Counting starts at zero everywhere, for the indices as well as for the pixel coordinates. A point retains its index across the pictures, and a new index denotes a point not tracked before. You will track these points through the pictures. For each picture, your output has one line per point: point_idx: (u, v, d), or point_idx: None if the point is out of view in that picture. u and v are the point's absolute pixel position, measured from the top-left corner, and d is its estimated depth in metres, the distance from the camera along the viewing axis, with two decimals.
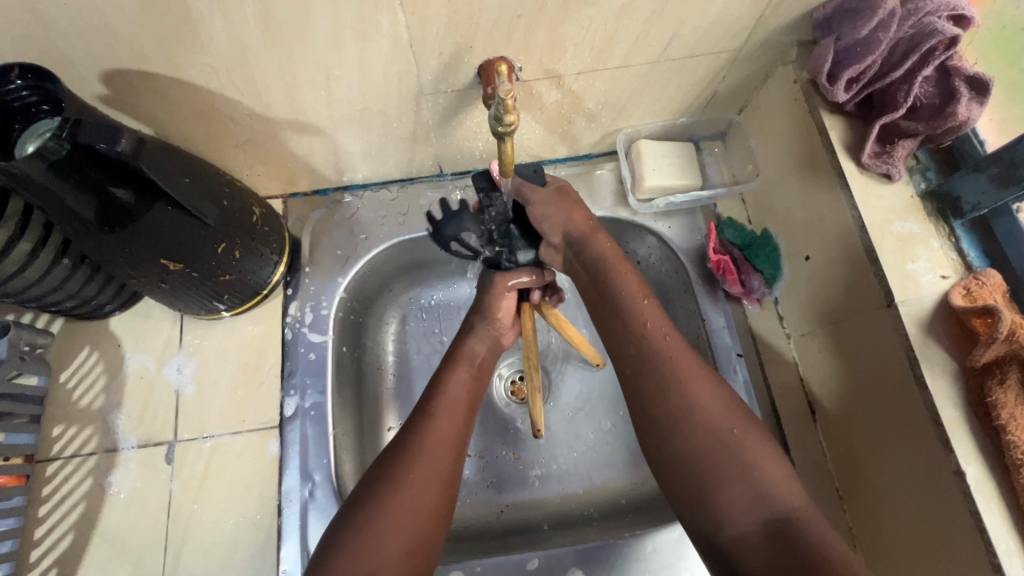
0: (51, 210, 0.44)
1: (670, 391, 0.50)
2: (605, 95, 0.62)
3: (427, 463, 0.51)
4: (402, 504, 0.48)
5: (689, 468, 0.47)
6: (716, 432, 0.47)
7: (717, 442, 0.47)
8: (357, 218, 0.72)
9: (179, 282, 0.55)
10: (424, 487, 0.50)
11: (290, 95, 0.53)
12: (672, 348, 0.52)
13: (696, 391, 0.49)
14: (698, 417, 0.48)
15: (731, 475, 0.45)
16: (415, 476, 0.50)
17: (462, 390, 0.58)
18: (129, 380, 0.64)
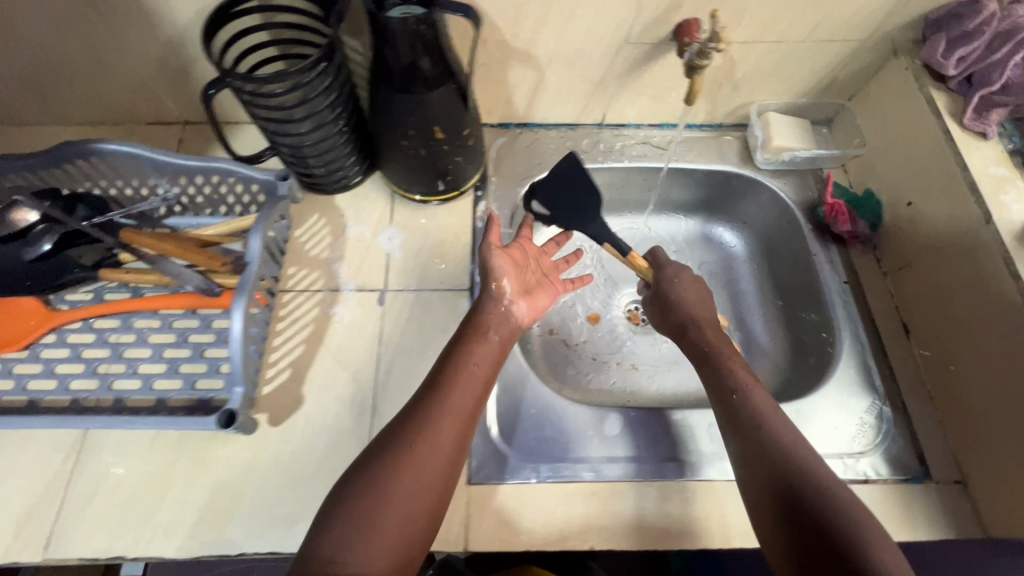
0: (387, 66, 0.62)
1: (758, 408, 0.60)
2: (753, 67, 0.80)
3: (431, 436, 0.54)
4: (410, 490, 0.51)
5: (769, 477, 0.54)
6: (785, 444, 0.56)
7: (781, 443, 0.56)
8: (532, 148, 0.89)
9: (432, 152, 0.71)
10: (431, 459, 0.53)
11: (536, 28, 0.72)
12: (761, 399, 0.61)
13: (770, 408, 0.60)
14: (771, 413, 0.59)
15: (791, 496, 0.52)
16: (423, 455, 0.53)
17: (473, 366, 0.61)
18: (351, 241, 0.79)
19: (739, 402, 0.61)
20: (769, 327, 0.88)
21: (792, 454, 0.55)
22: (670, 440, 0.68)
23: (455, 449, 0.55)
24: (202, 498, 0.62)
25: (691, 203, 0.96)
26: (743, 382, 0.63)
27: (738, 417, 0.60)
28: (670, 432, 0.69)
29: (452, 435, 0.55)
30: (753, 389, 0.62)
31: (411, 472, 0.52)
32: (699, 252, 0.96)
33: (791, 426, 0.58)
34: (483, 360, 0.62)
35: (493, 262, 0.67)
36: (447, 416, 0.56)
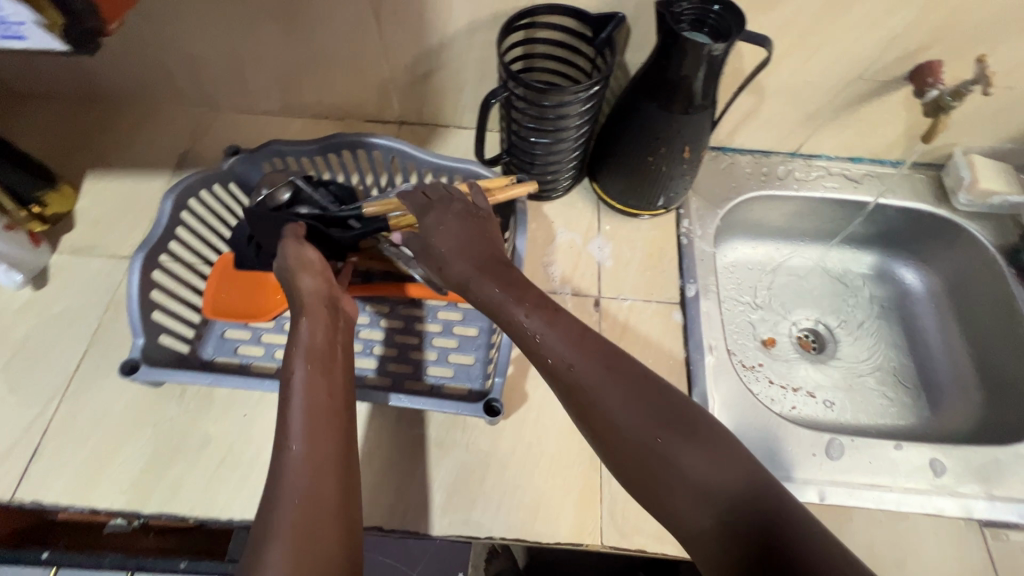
0: (663, 93, 0.66)
1: (625, 405, 0.44)
2: (975, 110, 0.81)
3: (324, 438, 0.48)
4: (304, 540, 0.42)
5: (637, 468, 0.44)
6: (635, 440, 0.43)
7: (655, 457, 0.43)
8: (728, 171, 0.91)
9: (671, 170, 0.75)
10: (327, 456, 0.47)
11: (779, 59, 0.75)
12: (616, 366, 0.46)
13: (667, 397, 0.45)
14: (673, 394, 0.45)
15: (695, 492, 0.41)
16: (319, 464, 0.46)
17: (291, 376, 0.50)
18: (562, 247, 0.83)
19: (692, 440, 0.43)
20: (953, 367, 0.88)
21: (664, 469, 0.42)
22: (891, 467, 0.70)
23: (337, 432, 0.49)
24: (447, 479, 0.66)
25: (866, 237, 0.97)
26: (558, 347, 0.47)
27: (602, 423, 0.45)
28: (891, 459, 0.70)
29: (327, 411, 0.50)
30: (600, 361, 0.46)
31: (302, 479, 0.45)
32: (874, 285, 0.98)
33: (699, 427, 0.44)
34: (305, 341, 0.54)
35: (310, 285, 0.60)
36: (322, 418, 0.49)
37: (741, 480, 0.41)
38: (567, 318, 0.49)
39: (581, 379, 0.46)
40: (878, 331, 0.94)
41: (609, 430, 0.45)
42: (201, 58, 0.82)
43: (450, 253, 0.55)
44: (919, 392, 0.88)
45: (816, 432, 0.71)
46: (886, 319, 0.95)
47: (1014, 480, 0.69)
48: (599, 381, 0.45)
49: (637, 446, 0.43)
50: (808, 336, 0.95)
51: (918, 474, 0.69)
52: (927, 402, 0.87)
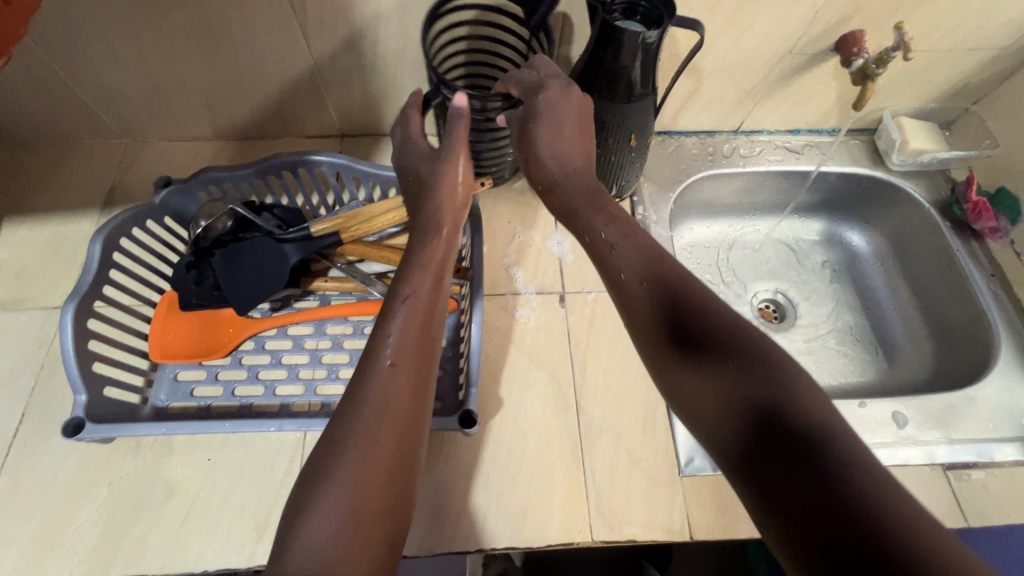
0: (603, 80, 0.65)
1: (683, 323, 0.44)
2: (898, 74, 0.85)
3: (403, 376, 0.45)
4: (357, 475, 0.40)
5: (688, 351, 0.43)
6: (684, 319, 0.44)
7: (699, 338, 0.43)
8: (675, 154, 0.93)
9: (619, 157, 0.75)
10: (400, 434, 0.43)
11: (712, 41, 0.76)
12: (649, 266, 0.48)
13: (738, 326, 0.43)
14: (742, 325, 0.43)
15: (735, 369, 0.40)
16: (382, 446, 0.42)
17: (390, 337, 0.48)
18: (521, 246, 0.82)
19: (722, 341, 0.42)
20: (904, 320, 0.92)
21: (698, 363, 0.42)
22: (856, 424, 0.73)
23: (408, 419, 0.44)
24: (429, 497, 0.64)
25: (811, 205, 1.00)
26: (621, 249, 0.51)
27: (655, 341, 0.46)
28: (856, 417, 0.73)
29: (409, 396, 0.45)
30: (675, 295, 0.46)
31: (371, 427, 0.42)
32: (824, 251, 1.01)
33: (762, 356, 0.40)
34: (411, 293, 0.51)
35: (437, 225, 0.59)
36: (405, 409, 0.44)
37: (775, 385, 0.38)
38: (632, 248, 0.50)
39: (645, 310, 0.47)
40: (833, 294, 0.98)
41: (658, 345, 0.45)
42: (119, 88, 0.77)
43: (546, 161, 0.60)
44: (876, 348, 0.92)
45: None
46: (839, 281, 0.99)
47: (968, 422, 0.73)
48: (649, 304, 0.47)
49: (693, 365, 0.42)
50: (769, 306, 0.98)
51: (882, 429, 0.73)
52: (883, 357, 0.91)
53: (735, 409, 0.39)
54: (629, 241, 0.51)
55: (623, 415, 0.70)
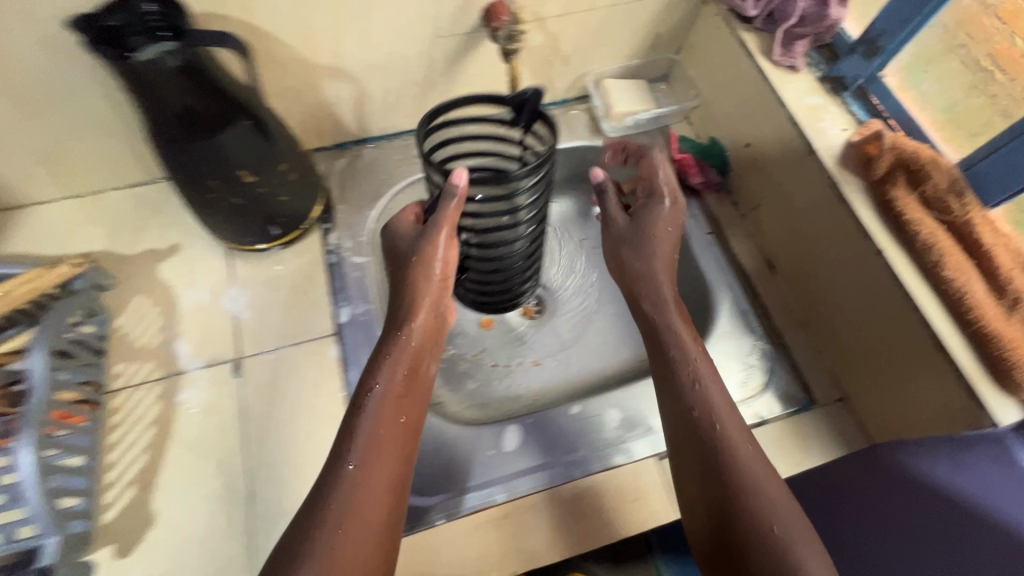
0: (157, 118, 0.54)
1: (754, 483, 0.52)
2: (577, 38, 0.78)
3: (390, 410, 0.57)
4: (342, 516, 0.50)
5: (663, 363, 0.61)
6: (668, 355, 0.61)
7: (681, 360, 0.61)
8: (376, 164, 0.83)
9: (247, 198, 0.63)
10: (384, 500, 0.53)
11: (333, 38, 0.65)
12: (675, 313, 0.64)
13: (777, 496, 0.51)
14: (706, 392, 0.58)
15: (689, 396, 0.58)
16: (353, 521, 0.50)
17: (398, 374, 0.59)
18: (187, 313, 0.70)
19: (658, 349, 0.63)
20: None
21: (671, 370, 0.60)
22: (573, 437, 0.66)
23: (396, 472, 0.55)
24: None
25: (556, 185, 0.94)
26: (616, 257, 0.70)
27: (695, 464, 0.55)
28: (570, 429, 0.67)
29: (393, 450, 0.55)
30: (744, 450, 0.54)
31: (349, 501, 0.51)
32: (579, 231, 0.95)
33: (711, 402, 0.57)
34: (386, 379, 0.59)
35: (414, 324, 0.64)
36: (392, 435, 0.56)
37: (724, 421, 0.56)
38: (708, 384, 0.58)
39: (704, 428, 0.55)
40: (590, 278, 0.93)
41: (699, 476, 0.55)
42: None
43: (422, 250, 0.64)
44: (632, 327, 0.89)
45: (492, 425, 0.67)
46: (596, 262, 0.94)
47: None
48: (688, 442, 0.56)
49: (721, 512, 0.52)
50: (529, 302, 0.91)
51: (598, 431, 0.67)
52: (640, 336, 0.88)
53: (740, 549, 0.50)
54: (706, 366, 0.59)
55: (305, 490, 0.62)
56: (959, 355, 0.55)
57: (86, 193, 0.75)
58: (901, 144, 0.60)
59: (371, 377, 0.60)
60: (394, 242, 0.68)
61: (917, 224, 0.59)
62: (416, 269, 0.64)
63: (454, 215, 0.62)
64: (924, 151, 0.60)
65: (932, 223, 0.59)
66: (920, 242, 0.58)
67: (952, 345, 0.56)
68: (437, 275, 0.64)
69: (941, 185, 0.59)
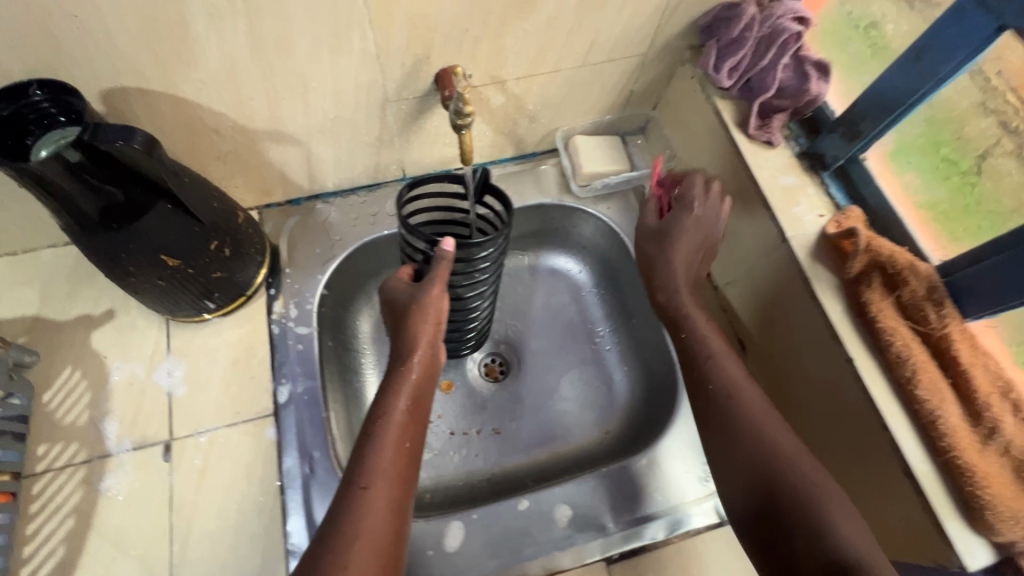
0: (59, 210, 0.49)
1: (784, 452, 0.54)
2: (542, 97, 0.73)
3: (397, 442, 0.56)
4: (366, 536, 0.50)
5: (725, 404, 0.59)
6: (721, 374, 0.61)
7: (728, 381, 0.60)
8: (330, 222, 0.78)
9: (175, 279, 0.59)
10: (383, 529, 0.51)
11: (271, 106, 0.60)
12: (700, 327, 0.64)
13: (810, 465, 0.54)
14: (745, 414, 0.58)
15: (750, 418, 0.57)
16: (365, 544, 0.49)
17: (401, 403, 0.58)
18: (118, 389, 0.66)
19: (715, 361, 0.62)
20: (622, 362, 0.85)
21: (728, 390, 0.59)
22: (517, 537, 0.63)
23: (394, 497, 0.53)
24: None
25: (526, 238, 0.89)
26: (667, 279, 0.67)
27: (738, 456, 0.56)
28: (514, 527, 0.63)
29: (396, 480, 0.54)
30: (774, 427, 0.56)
31: (366, 523, 0.50)
32: (548, 287, 0.90)
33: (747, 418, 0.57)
34: (396, 407, 0.58)
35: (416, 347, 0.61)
36: (400, 466, 0.55)
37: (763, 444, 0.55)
38: (723, 361, 0.62)
39: (741, 411, 0.58)
40: (557, 338, 0.88)
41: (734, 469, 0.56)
42: None
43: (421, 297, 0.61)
44: (600, 395, 0.84)
45: (434, 521, 0.63)
46: (565, 320, 0.89)
47: (642, 497, 0.65)
48: (729, 428, 0.57)
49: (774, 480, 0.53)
50: (493, 362, 0.87)
51: (545, 529, 0.63)
52: (607, 405, 0.83)
53: (779, 512, 0.52)
54: (731, 361, 0.62)
55: None
56: (930, 486, 0.50)
57: (18, 252, 0.71)
58: (878, 246, 0.56)
59: (380, 409, 0.58)
60: (391, 298, 0.64)
61: (890, 333, 0.54)
62: (415, 317, 0.61)
63: (444, 275, 0.60)
64: (902, 254, 0.55)
65: (906, 332, 0.54)
66: (892, 354, 0.54)
67: (923, 475, 0.51)
68: (430, 311, 0.61)
69: (919, 291, 0.55)
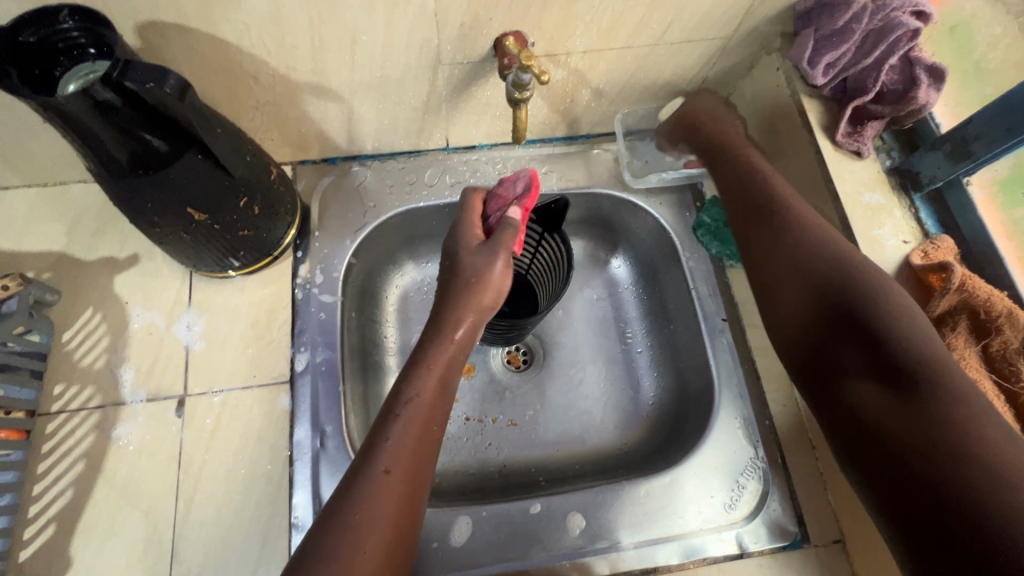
0: (85, 149, 0.46)
1: (865, 302, 0.51)
2: (607, 75, 0.66)
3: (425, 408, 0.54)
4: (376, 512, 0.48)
5: (823, 255, 0.54)
6: (806, 237, 0.56)
7: (817, 235, 0.56)
8: (364, 186, 0.74)
9: (200, 233, 0.56)
10: (399, 515, 0.49)
11: (315, 57, 0.56)
12: (805, 208, 0.58)
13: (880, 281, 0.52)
14: (879, 316, 0.50)
15: (859, 283, 0.51)
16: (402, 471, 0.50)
17: (435, 370, 0.56)
18: (136, 337, 0.65)
19: (782, 239, 0.57)
20: (653, 368, 0.80)
21: (804, 237, 0.56)
22: (526, 540, 0.60)
23: (427, 425, 0.54)
24: None
25: (572, 224, 0.83)
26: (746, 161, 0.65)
27: (839, 325, 0.52)
28: (524, 530, 0.61)
29: (430, 407, 0.54)
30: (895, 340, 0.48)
31: (378, 500, 0.48)
32: (584, 280, 0.85)
33: (838, 251, 0.54)
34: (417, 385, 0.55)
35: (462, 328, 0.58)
36: (424, 433, 0.53)
37: (893, 351, 0.48)
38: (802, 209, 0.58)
39: (875, 306, 0.50)
40: (587, 333, 0.82)
41: (785, 279, 0.56)
42: None
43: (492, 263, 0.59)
44: (625, 400, 0.79)
45: (443, 512, 0.61)
46: (598, 316, 0.83)
47: (660, 517, 0.62)
48: (839, 335, 0.52)
49: (885, 362, 0.48)
50: (518, 351, 0.83)
51: (555, 535, 0.61)
52: (631, 412, 0.79)
53: (926, 458, 0.42)
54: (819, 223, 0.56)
55: (233, 555, 0.58)
56: None
57: (48, 184, 0.69)
58: (973, 287, 0.49)
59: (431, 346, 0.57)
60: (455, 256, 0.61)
61: (970, 385, 0.49)
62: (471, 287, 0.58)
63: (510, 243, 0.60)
64: (999, 300, 0.49)
65: (988, 387, 0.49)
66: None
67: None
68: (488, 276, 0.58)
69: (1011, 343, 0.49)
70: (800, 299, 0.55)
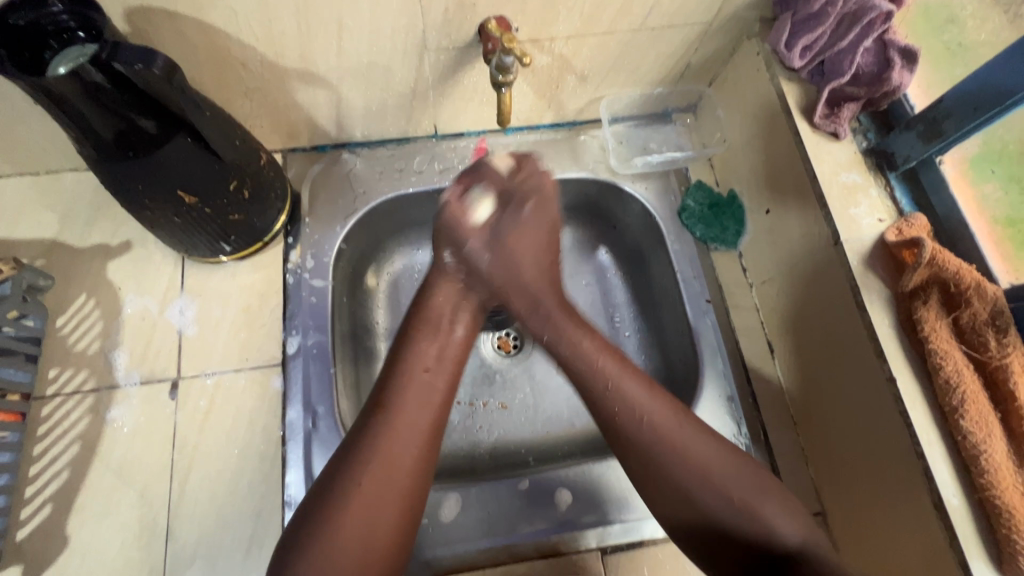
0: (75, 132, 0.47)
1: (701, 469, 0.52)
2: (592, 61, 0.67)
3: (435, 362, 0.58)
4: (387, 459, 0.50)
5: (641, 439, 0.53)
6: (612, 402, 0.55)
7: (616, 397, 0.55)
8: (354, 173, 0.75)
9: (191, 217, 0.57)
10: (417, 455, 0.52)
11: (303, 42, 0.57)
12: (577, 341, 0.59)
13: (678, 450, 0.52)
14: (680, 477, 0.52)
15: (671, 463, 0.52)
16: (403, 428, 0.52)
17: (452, 321, 0.61)
18: (130, 322, 0.66)
19: (603, 398, 0.56)
20: None
21: (621, 424, 0.54)
22: (514, 515, 0.62)
23: (437, 380, 0.57)
24: None
25: None
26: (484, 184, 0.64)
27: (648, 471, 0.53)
28: (513, 502, 0.62)
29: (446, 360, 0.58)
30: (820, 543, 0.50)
31: (394, 444, 0.51)
32: None
33: (635, 427, 0.54)
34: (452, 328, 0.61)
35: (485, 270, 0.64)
36: (438, 381, 0.57)
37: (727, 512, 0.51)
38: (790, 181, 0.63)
39: (669, 461, 0.52)
40: None
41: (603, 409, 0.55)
42: None
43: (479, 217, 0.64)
44: None
45: (432, 489, 0.62)
46: None
47: None
48: (680, 472, 0.52)
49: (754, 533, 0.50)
50: (508, 336, 0.84)
51: (540, 511, 0.62)
52: None
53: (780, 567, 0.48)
54: (629, 381, 0.55)
55: (227, 533, 0.59)
56: (960, 523, 0.48)
57: (41, 172, 0.70)
58: (943, 261, 0.51)
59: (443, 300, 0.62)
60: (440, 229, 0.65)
61: (941, 355, 0.50)
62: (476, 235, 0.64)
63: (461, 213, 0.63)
64: (968, 273, 0.50)
65: (959, 357, 0.51)
66: (940, 379, 0.50)
67: (954, 510, 0.48)
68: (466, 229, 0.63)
69: (980, 314, 0.51)
70: (649, 404, 0.54)
